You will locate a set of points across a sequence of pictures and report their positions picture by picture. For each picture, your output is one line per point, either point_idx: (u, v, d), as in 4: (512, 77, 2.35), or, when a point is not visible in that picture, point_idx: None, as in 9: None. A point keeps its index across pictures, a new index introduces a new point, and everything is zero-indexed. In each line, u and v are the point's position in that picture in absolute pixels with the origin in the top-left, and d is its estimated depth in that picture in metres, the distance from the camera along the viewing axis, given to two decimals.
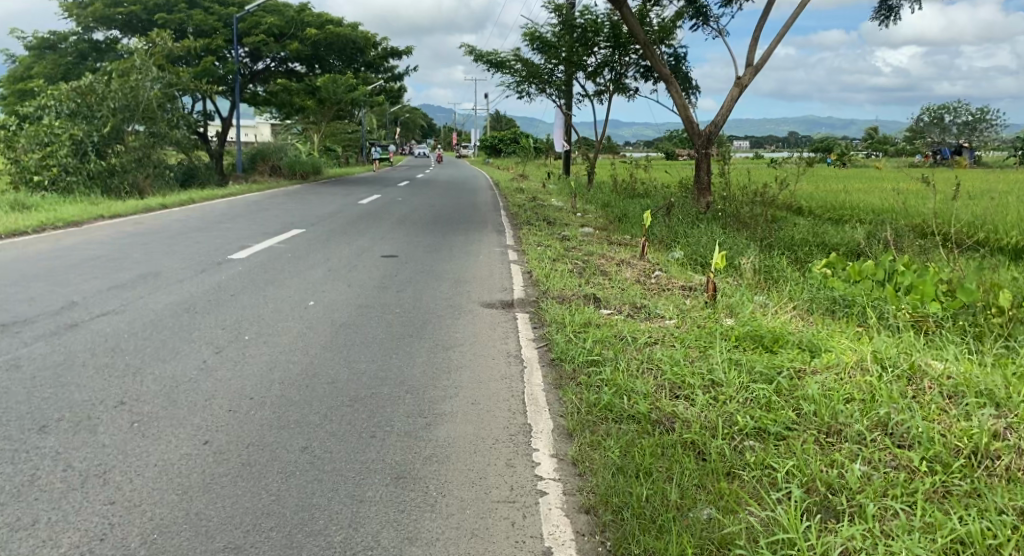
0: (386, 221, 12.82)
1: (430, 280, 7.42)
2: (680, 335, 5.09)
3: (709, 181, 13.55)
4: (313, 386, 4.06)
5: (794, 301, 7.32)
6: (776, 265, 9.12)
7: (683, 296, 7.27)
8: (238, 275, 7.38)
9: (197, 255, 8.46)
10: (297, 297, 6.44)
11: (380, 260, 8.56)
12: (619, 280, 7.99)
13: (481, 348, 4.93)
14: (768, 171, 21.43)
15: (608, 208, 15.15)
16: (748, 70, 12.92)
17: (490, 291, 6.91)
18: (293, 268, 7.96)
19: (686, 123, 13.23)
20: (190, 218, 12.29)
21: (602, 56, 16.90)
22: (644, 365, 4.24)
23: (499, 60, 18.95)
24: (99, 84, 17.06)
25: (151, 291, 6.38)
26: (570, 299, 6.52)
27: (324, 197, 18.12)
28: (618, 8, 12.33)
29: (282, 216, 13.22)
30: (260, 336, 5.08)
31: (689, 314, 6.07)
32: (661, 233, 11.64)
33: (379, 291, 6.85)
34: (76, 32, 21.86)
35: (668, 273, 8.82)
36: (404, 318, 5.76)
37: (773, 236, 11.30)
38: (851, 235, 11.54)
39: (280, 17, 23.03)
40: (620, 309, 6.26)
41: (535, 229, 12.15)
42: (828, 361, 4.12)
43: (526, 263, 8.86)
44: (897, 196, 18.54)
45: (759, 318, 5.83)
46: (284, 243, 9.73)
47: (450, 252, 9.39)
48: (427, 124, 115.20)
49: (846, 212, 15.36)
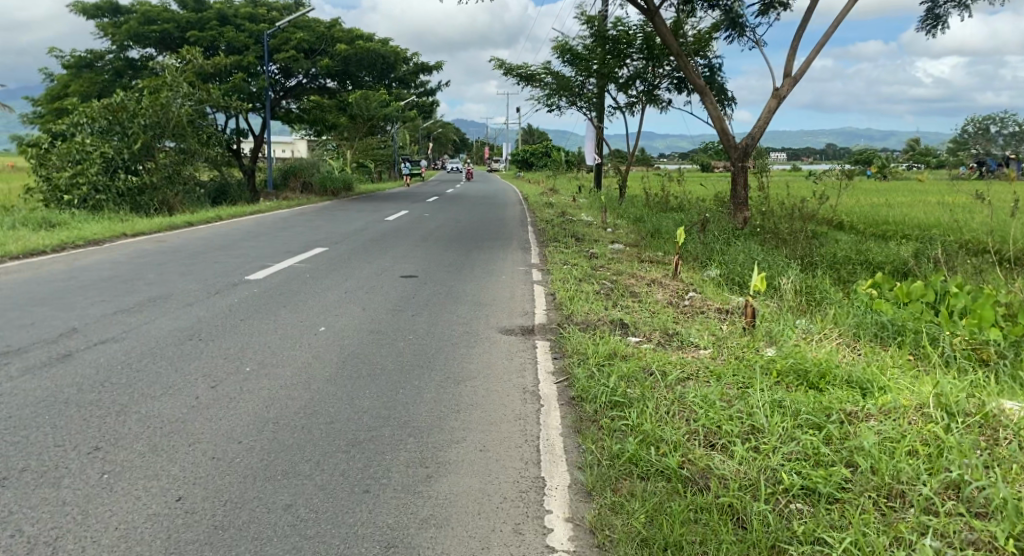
0: (410, 239, 12.52)
1: (448, 303, 7.06)
2: (715, 369, 4.65)
3: (746, 196, 13.06)
4: (309, 428, 3.72)
5: (838, 326, 6.81)
6: (818, 285, 8.62)
7: (719, 321, 6.83)
8: (251, 298, 7.10)
9: (213, 275, 8.20)
10: (308, 322, 6.10)
11: (398, 281, 8.23)
12: (650, 303, 7.55)
13: (496, 382, 4.54)
14: (806, 184, 20.82)
15: (639, 223, 14.73)
16: (786, 81, 12.42)
17: (511, 315, 6.53)
18: (308, 289, 7.66)
19: (721, 136, 12.75)
20: (213, 236, 12.08)
21: (634, 68, 16.50)
22: (675, 406, 3.82)
23: (529, 74, 18.64)
24: (130, 101, 17.13)
25: (157, 316, 6.11)
26: (596, 324, 6.11)
27: (352, 213, 17.93)
28: (651, 19, 11.91)
29: (304, 234, 12.97)
30: (262, 368, 4.75)
31: (725, 342, 5.63)
32: (695, 250, 11.16)
33: (394, 315, 6.50)
34: (111, 50, 22.07)
35: (703, 294, 8.35)
36: (417, 345, 5.40)
37: (813, 253, 10.80)
38: (896, 253, 10.99)
39: (311, 33, 23.05)
40: (650, 337, 5.83)
41: (563, 246, 11.75)
42: (884, 404, 3.66)
43: (551, 283, 8.47)
44: (942, 210, 17.83)
45: (803, 348, 5.36)
46: (304, 262, 9.45)
47: (473, 272, 9.04)
48: (460, 139, 115.73)
49: (889, 228, 14.74)
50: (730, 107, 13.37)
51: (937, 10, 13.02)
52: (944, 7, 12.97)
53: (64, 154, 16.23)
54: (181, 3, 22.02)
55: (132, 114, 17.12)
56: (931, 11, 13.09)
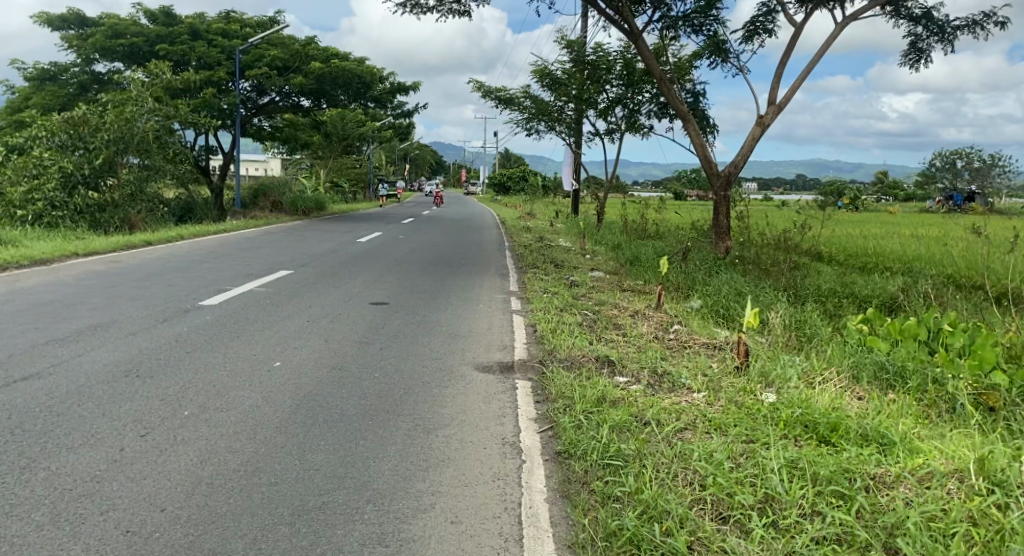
0: (382, 262, 11.98)
1: (420, 334, 6.53)
2: (714, 418, 4.18)
3: (728, 225, 12.69)
4: (249, 492, 3.17)
5: (835, 365, 6.41)
6: (808, 320, 8.25)
7: (711, 358, 6.39)
8: (203, 326, 6.51)
9: (164, 301, 7.58)
10: (263, 355, 5.53)
11: (367, 309, 7.68)
12: (636, 336, 7.11)
13: (471, 431, 4.01)
14: (784, 214, 20.69)
15: (618, 250, 14.37)
16: (770, 109, 12.16)
17: (487, 349, 6.01)
18: (268, 317, 7.09)
19: (703, 163, 12.42)
20: (172, 256, 11.43)
21: (614, 93, 16.19)
22: (677, 464, 3.35)
23: (507, 97, 18.27)
24: (93, 115, 16.42)
25: (94, 347, 5.52)
26: (580, 362, 5.61)
27: (324, 235, 17.35)
28: (634, 41, 11.57)
29: (270, 256, 12.36)
30: (206, 412, 4.18)
31: (721, 385, 5.18)
32: (678, 279, 10.77)
33: (359, 348, 5.94)
34: (76, 63, 21.36)
35: (689, 328, 7.92)
36: (384, 385, 4.86)
37: (798, 285, 10.51)
38: (883, 286, 10.73)
39: (285, 50, 22.43)
40: (639, 377, 5.34)
41: (541, 273, 11.30)
42: (916, 469, 3.25)
43: (530, 313, 7.99)
44: (919, 243, 17.77)
45: (807, 393, 4.92)
46: (266, 287, 8.88)
47: (446, 300, 8.53)
48: (436, 162, 115.54)
49: (869, 260, 14.55)
50: (713, 134, 13.06)
51: (920, 43, 12.87)
52: (928, 41, 12.82)
53: (20, 169, 15.47)
54: (150, 17, 21.38)
55: (94, 128, 16.43)
56: (914, 45, 12.93)
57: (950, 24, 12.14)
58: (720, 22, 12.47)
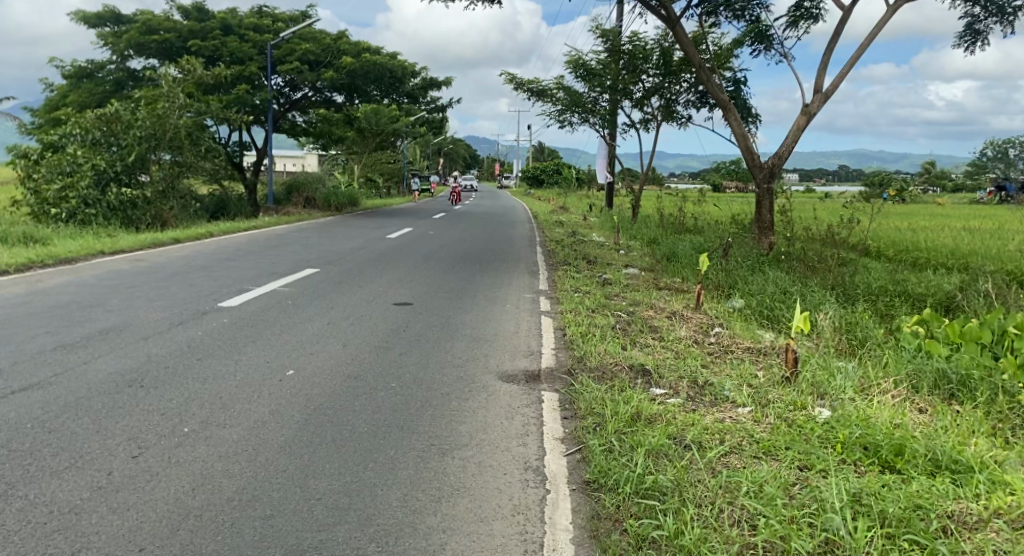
0: (411, 260, 11.66)
1: (444, 338, 6.19)
2: (764, 440, 3.77)
3: (772, 219, 12.14)
4: (241, 528, 2.87)
5: (892, 373, 5.94)
6: (860, 321, 7.74)
7: (755, 366, 5.96)
8: (218, 330, 6.24)
9: (183, 302, 7.34)
10: (276, 362, 5.24)
11: (390, 310, 7.39)
12: (674, 342, 6.70)
13: (491, 453, 3.65)
14: (828, 208, 19.97)
15: (654, 246, 13.91)
16: (816, 98, 11.59)
17: (512, 356, 5.63)
18: (288, 319, 6.82)
19: (745, 154, 11.89)
20: (199, 254, 11.27)
21: (650, 83, 15.69)
22: (722, 499, 2.98)
23: (541, 88, 17.84)
24: (126, 112, 16.42)
25: (102, 354, 5.29)
26: (613, 370, 5.21)
27: (354, 231, 17.13)
28: (671, 27, 11.08)
29: (298, 253, 12.13)
30: (208, 428, 3.88)
31: (770, 401, 4.76)
32: (718, 278, 10.29)
33: (378, 354, 5.60)
34: (112, 60, 21.45)
35: (732, 331, 7.47)
36: (401, 398, 4.52)
37: (847, 283, 9.99)
38: (938, 284, 10.15)
39: (317, 44, 22.22)
40: (678, 390, 4.93)
41: (574, 270, 10.92)
42: (1004, 511, 2.84)
43: (560, 314, 7.62)
44: (974, 237, 16.98)
45: (865, 410, 4.48)
46: (289, 286, 8.64)
47: (474, 300, 8.20)
48: (472, 156, 115.57)
49: (920, 256, 13.88)
50: (755, 125, 12.51)
51: (977, 25, 12.14)
52: (986, 23, 12.09)
53: (53, 166, 15.34)
54: (184, 13, 21.35)
55: (127, 125, 16.38)
56: (971, 26, 12.20)
57: (1011, 4, 11.38)
58: (762, 7, 11.92)
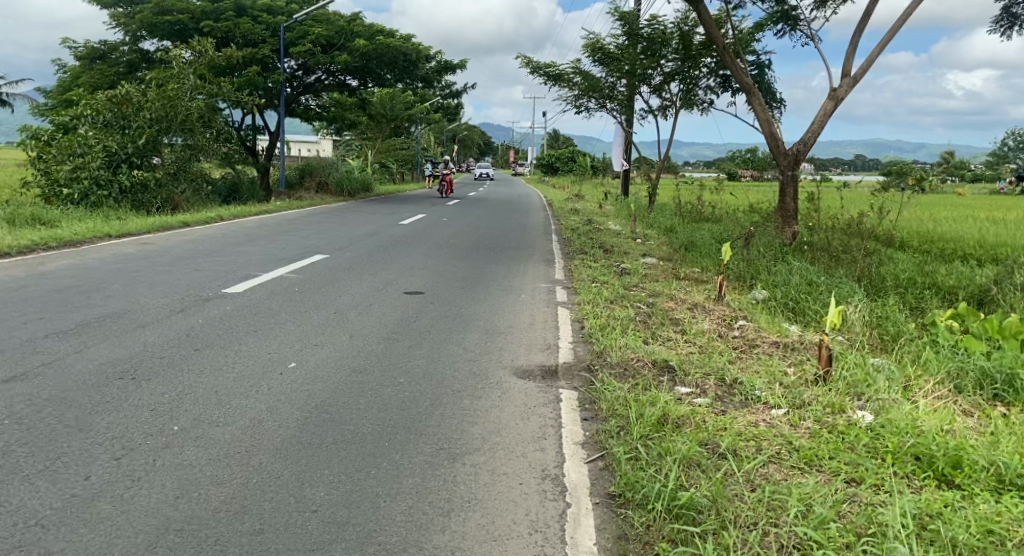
0: (423, 247, 11.36)
1: (455, 330, 5.89)
2: (806, 448, 3.45)
3: (796, 208, 11.73)
4: (226, 546, 2.62)
5: (932, 373, 5.59)
6: (891, 316, 7.38)
7: (785, 364, 5.62)
8: (220, 317, 5.94)
9: (186, 287, 7.05)
10: (278, 354, 4.94)
11: (400, 299, 7.08)
12: (698, 336, 6.37)
13: (505, 459, 3.34)
14: (848, 197, 19.51)
15: (671, 234, 13.54)
16: (845, 82, 11.16)
17: (528, 350, 5.30)
18: (293, 307, 6.53)
19: (769, 140, 11.48)
20: (206, 238, 11.00)
21: (669, 68, 15.27)
22: (766, 522, 2.69)
23: (557, 72, 17.41)
24: (136, 93, 16.11)
25: (96, 341, 5.01)
26: (635, 367, 4.87)
27: (366, 216, 16.84)
28: (696, 7, 10.64)
29: (308, 238, 11.83)
30: (200, 426, 3.59)
31: (805, 404, 4.42)
32: (740, 268, 9.92)
33: (386, 347, 5.30)
34: (124, 41, 21.18)
35: (756, 324, 7.13)
36: (410, 395, 4.21)
37: (874, 274, 9.63)
38: (969, 277, 9.77)
39: (330, 27, 21.83)
40: (705, 389, 4.59)
41: (590, 259, 10.58)
42: None
43: (577, 305, 7.31)
44: (1000, 228, 16.53)
45: (910, 415, 4.14)
46: (296, 272, 8.35)
47: (486, 289, 7.89)
48: (485, 143, 115.05)
49: (947, 247, 13.46)
50: (780, 110, 12.09)
51: (1014, 9, 11.64)
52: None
53: (63, 147, 15.10)
54: None
55: (137, 107, 16.10)
56: (1008, 10, 11.71)
57: None
58: None
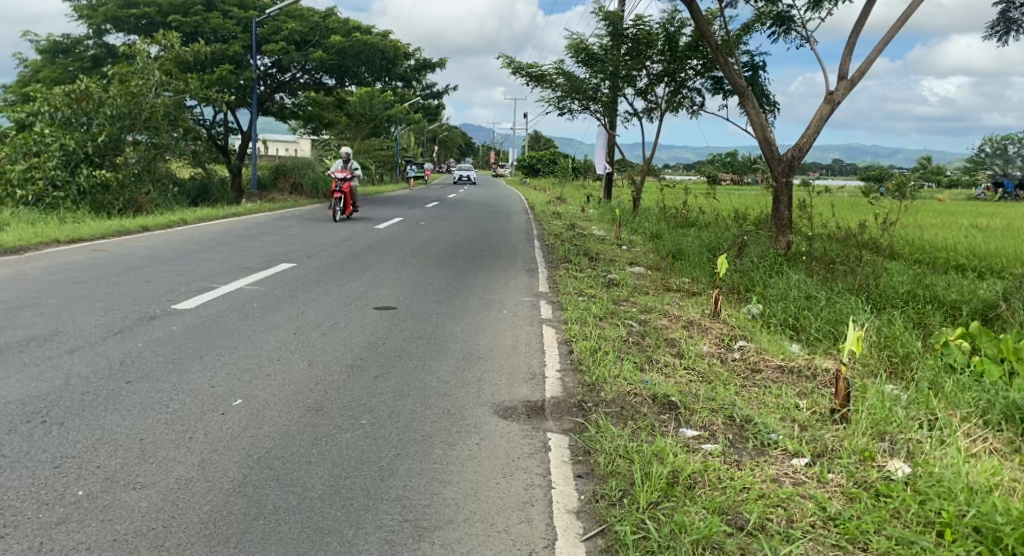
0: (397, 255, 10.70)
1: (428, 355, 5.24)
2: (847, 521, 2.94)
3: (790, 216, 11.19)
4: None
5: (958, 407, 5.05)
6: (900, 335, 6.86)
7: (795, 396, 5.08)
8: (162, 340, 5.25)
9: (131, 304, 6.35)
10: (223, 388, 4.27)
11: (370, 317, 6.43)
12: (696, 360, 5.81)
13: (479, 540, 2.78)
14: (833, 203, 19.12)
15: (658, 241, 13.00)
16: (841, 85, 10.68)
17: (510, 382, 4.69)
18: (248, 327, 5.85)
19: (763, 144, 10.96)
20: (165, 245, 10.26)
21: (654, 71, 14.74)
22: None
23: (540, 73, 16.79)
24: (96, 89, 15.19)
25: (12, 373, 4.33)
26: (632, 404, 4.29)
27: (340, 220, 16.12)
28: (688, 5, 10.07)
29: (275, 245, 11.12)
30: (110, 490, 2.92)
31: (827, 451, 3.88)
32: (735, 281, 9.39)
33: (349, 378, 4.64)
34: (89, 35, 20.27)
35: (757, 344, 6.57)
36: (371, 445, 3.58)
37: (873, 287, 9.14)
38: (972, 290, 9.30)
39: (304, 23, 21.00)
40: (714, 432, 4.02)
41: (574, 269, 9.99)
42: None
43: (562, 323, 6.71)
44: (987, 235, 16.19)
45: (950, 466, 3.62)
46: (256, 285, 7.67)
47: (464, 305, 7.26)
48: (466, 144, 114.62)
49: (940, 258, 13.03)
50: (773, 114, 11.60)
51: (1012, 12, 11.22)
52: (1020, 10, 11.18)
53: (18, 146, 14.26)
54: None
55: (99, 103, 15.24)
56: (1004, 14, 11.28)
57: None
58: None
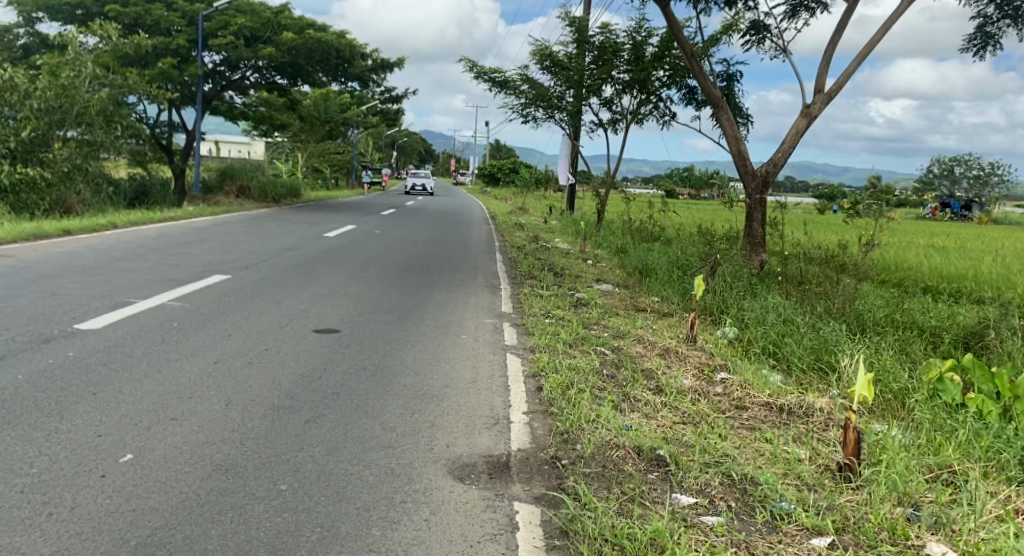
0: (346, 268, 9.90)
1: (374, 394, 4.46)
2: None
3: (764, 235, 10.69)
4: None
5: (972, 456, 4.42)
6: (893, 368, 6.26)
7: (793, 444, 4.42)
8: (50, 371, 4.38)
9: (25, 323, 5.46)
10: (110, 440, 3.44)
11: (308, 341, 5.64)
12: (676, 396, 5.12)
13: None
14: (798, 220, 18.82)
15: (623, 256, 12.39)
16: (817, 98, 10.22)
17: (468, 429, 3.94)
18: (160, 353, 5.00)
19: (736, 158, 10.44)
20: (85, 252, 9.29)
21: (621, 80, 14.17)
22: None
23: (502, 79, 16.11)
24: (22, 79, 13.97)
25: None
26: (614, 462, 3.59)
27: (288, 227, 15.21)
28: (661, 9, 9.50)
29: (208, 254, 10.11)
30: None
31: (849, 525, 3.22)
32: (709, 302, 8.77)
33: (274, 423, 3.85)
34: (19, 24, 19.00)
35: (740, 376, 5.90)
36: (289, 524, 2.84)
37: (851, 311, 8.59)
38: (956, 316, 8.81)
39: (254, 18, 19.80)
40: (713, 500, 3.33)
41: (538, 286, 9.30)
42: None
43: (526, 351, 5.99)
44: (948, 256, 15.97)
45: (1000, 545, 2.99)
46: (181, 300, 6.81)
47: (416, 327, 6.51)
48: (426, 153, 113.93)
49: (912, 279, 12.65)
50: (747, 127, 11.09)
51: (988, 27, 10.89)
52: (997, 25, 10.85)
53: None
54: None
55: (25, 95, 13.99)
56: (981, 29, 10.95)
57: None
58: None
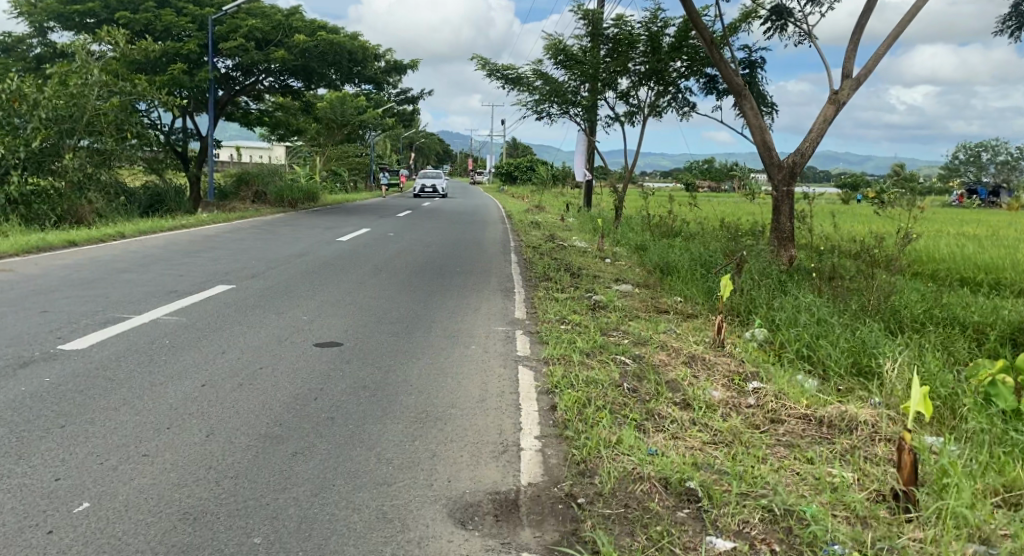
0: (356, 273, 9.54)
1: (374, 417, 4.05)
2: None
3: (792, 229, 10.15)
4: None
5: None
6: (941, 372, 5.71)
7: (839, 465, 3.94)
8: (21, 400, 4.02)
9: (6, 344, 5.13)
10: (70, 485, 3.06)
11: (305, 357, 5.26)
12: (704, 410, 4.65)
13: None
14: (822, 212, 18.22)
15: (643, 254, 11.91)
16: (846, 84, 9.67)
17: (474, 460, 3.52)
18: (145, 374, 4.64)
19: (761, 149, 9.92)
20: (87, 263, 9.00)
21: (637, 72, 13.67)
22: None
23: (515, 74, 15.67)
24: (31, 88, 13.78)
25: None
26: (638, 498, 3.15)
27: (300, 231, 14.89)
28: None
29: (213, 262, 9.78)
30: None
31: None
32: (736, 301, 8.25)
33: (258, 456, 3.46)
34: (30, 34, 18.89)
35: (773, 384, 5.41)
36: None
37: (888, 308, 8.04)
38: (1002, 310, 8.21)
39: (264, 21, 19.49)
40: (754, 543, 2.90)
41: (554, 288, 8.86)
42: None
43: (540, 362, 5.56)
44: (982, 245, 15.30)
45: None
46: (178, 313, 6.46)
47: (424, 337, 6.10)
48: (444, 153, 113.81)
49: (947, 270, 12.04)
50: (772, 116, 10.56)
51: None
52: None
53: None
54: None
55: (34, 104, 13.79)
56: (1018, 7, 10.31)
57: None
58: None
